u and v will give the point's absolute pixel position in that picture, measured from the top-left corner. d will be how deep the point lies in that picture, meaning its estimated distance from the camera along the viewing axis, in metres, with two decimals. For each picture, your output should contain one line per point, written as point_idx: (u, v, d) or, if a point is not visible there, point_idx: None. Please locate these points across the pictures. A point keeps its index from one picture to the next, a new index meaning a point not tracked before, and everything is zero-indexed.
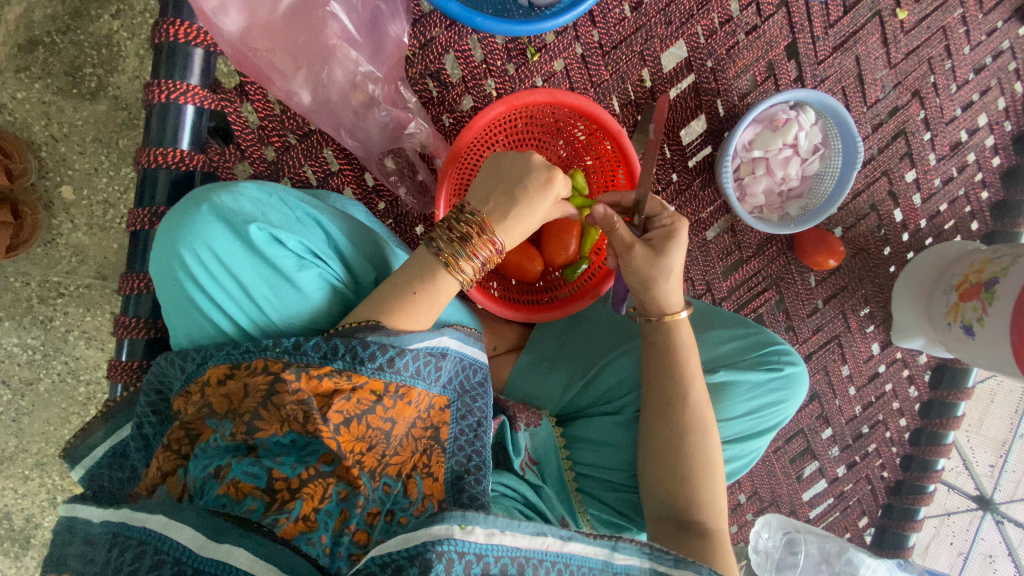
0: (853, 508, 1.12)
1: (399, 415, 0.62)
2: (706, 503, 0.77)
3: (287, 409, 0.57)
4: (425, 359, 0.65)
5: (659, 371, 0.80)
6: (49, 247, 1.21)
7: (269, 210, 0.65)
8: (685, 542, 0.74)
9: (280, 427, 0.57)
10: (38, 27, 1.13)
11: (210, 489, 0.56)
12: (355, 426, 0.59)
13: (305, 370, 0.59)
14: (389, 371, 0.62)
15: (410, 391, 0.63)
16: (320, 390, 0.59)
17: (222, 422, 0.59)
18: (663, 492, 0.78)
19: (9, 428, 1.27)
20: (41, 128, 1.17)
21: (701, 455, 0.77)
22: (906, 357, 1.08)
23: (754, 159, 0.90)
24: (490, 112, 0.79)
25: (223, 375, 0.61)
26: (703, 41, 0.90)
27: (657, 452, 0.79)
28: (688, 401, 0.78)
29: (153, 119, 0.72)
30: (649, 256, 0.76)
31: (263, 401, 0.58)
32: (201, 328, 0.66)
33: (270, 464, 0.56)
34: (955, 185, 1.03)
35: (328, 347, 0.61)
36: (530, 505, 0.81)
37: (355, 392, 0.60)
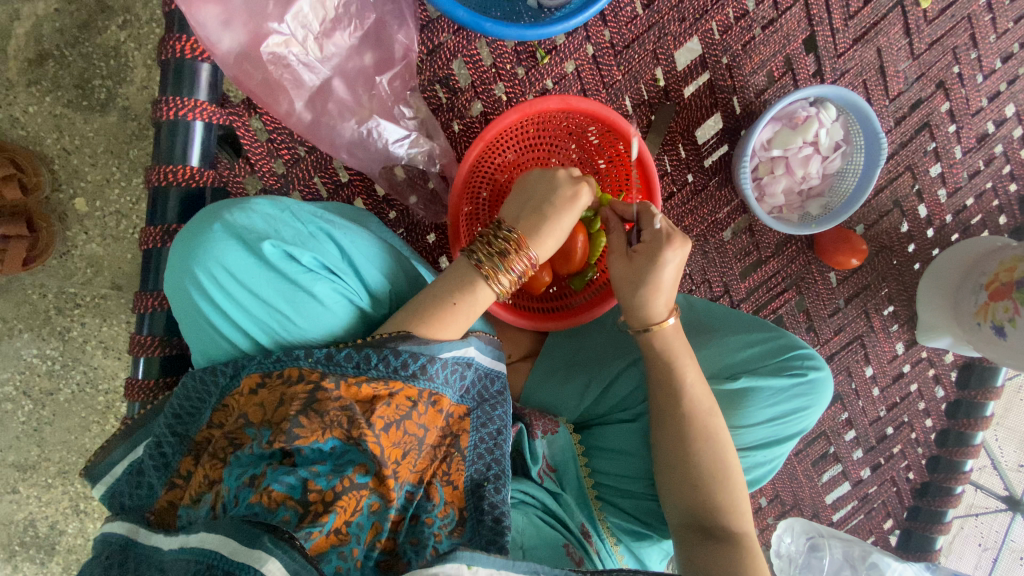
0: (877, 510, 1.10)
1: (431, 422, 0.63)
2: (727, 508, 0.75)
3: (331, 415, 0.57)
4: (452, 368, 0.65)
5: (662, 377, 0.78)
6: (65, 258, 1.22)
7: (282, 226, 0.64)
8: (709, 548, 0.73)
9: (321, 433, 0.56)
10: (47, 40, 1.14)
11: (244, 497, 0.55)
12: (393, 431, 0.59)
13: (344, 378, 0.59)
14: (423, 378, 0.62)
15: (440, 398, 0.64)
16: (361, 397, 0.59)
17: (259, 430, 0.59)
18: (682, 499, 0.77)
19: (33, 437, 1.29)
20: (53, 140, 1.17)
21: (716, 461, 0.76)
22: (931, 357, 1.04)
23: (772, 158, 0.87)
24: (503, 120, 0.77)
25: (254, 385, 0.61)
26: (717, 37, 0.87)
27: (669, 461, 0.78)
28: (692, 410, 0.77)
29: (162, 136, 0.70)
30: (629, 268, 0.77)
31: (303, 408, 0.57)
32: (218, 343, 0.65)
33: (306, 474, 0.55)
34: (981, 179, 0.99)
35: (360, 356, 0.60)
36: (550, 511, 0.81)
37: (393, 398, 0.60)
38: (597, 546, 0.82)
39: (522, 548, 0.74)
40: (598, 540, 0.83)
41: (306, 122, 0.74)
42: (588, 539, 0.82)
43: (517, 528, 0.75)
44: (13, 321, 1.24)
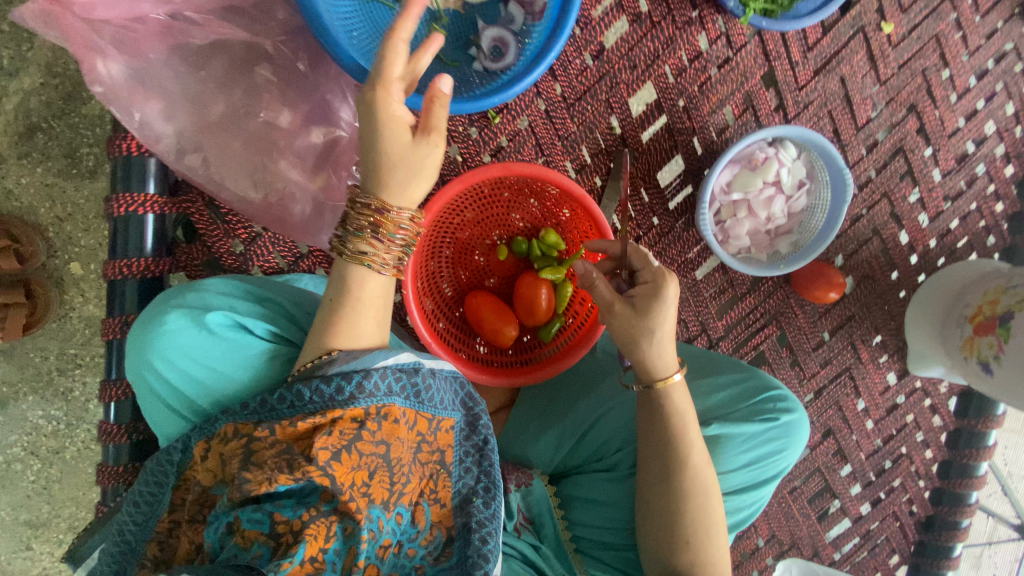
0: (882, 546, 1.05)
1: (389, 436, 0.60)
2: (710, 561, 0.74)
3: (268, 461, 0.57)
4: (395, 376, 0.62)
5: (654, 433, 0.76)
6: (63, 320, 1.26)
7: (236, 301, 0.67)
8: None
9: (268, 481, 0.55)
10: (35, 114, 1.18)
11: (224, 544, 0.56)
12: (347, 457, 0.57)
13: (277, 424, 0.59)
14: (363, 397, 0.59)
15: (391, 410, 0.61)
16: (297, 435, 0.58)
17: (218, 487, 0.59)
18: (665, 557, 0.75)
19: (41, 495, 1.33)
20: (46, 210, 1.21)
21: (699, 517, 0.74)
22: (926, 386, 1.00)
23: (733, 201, 0.84)
24: (446, 192, 0.77)
25: (204, 448, 0.61)
26: (671, 80, 0.86)
27: (655, 518, 0.76)
28: (680, 464, 0.74)
29: (116, 231, 0.69)
30: (632, 315, 0.73)
31: (244, 458, 0.58)
32: (178, 423, 0.66)
33: (271, 509, 0.55)
34: (965, 201, 0.95)
35: (293, 395, 0.60)
36: (529, 563, 0.82)
37: (337, 424, 0.58)
38: None
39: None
40: None
41: (257, 202, 0.73)
42: None
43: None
44: (17, 384, 1.28)
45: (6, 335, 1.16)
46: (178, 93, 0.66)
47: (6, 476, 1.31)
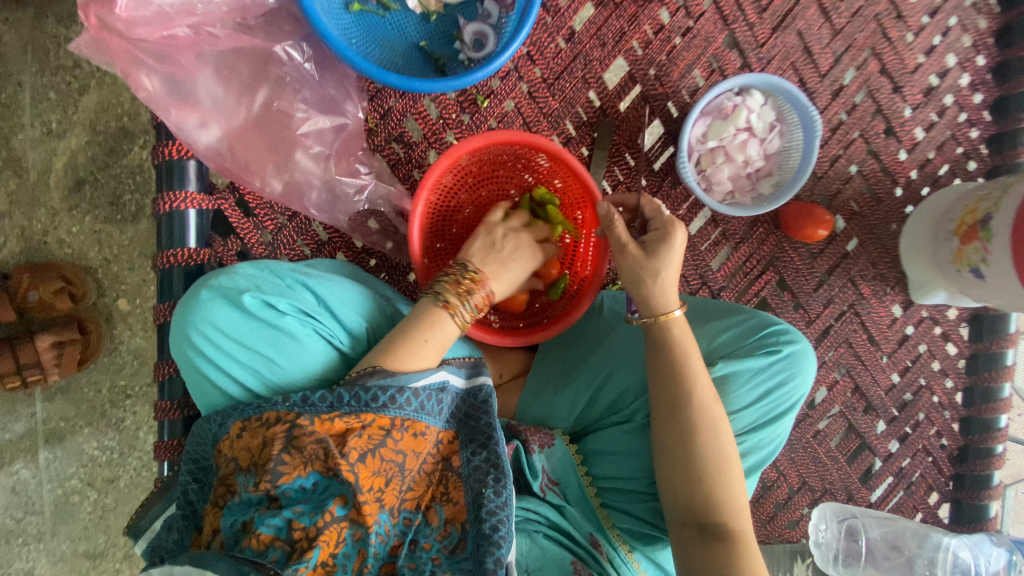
0: (918, 484, 1.04)
1: (409, 447, 0.68)
2: (725, 501, 0.77)
3: (308, 449, 0.63)
4: (427, 393, 0.71)
5: (661, 371, 0.80)
6: (113, 354, 1.37)
7: (262, 280, 0.74)
8: (706, 547, 0.75)
9: (303, 468, 0.63)
10: (82, 169, 1.31)
11: (240, 540, 0.62)
12: (370, 460, 0.64)
13: (317, 416, 0.66)
14: (394, 407, 0.68)
15: (415, 423, 0.69)
16: (335, 430, 0.65)
17: (247, 476, 0.65)
18: (680, 496, 0.78)
19: (100, 524, 1.40)
20: (95, 253, 1.34)
21: (710, 453, 0.77)
22: (934, 314, 1.02)
23: (711, 150, 0.91)
24: (437, 168, 0.83)
25: (239, 430, 0.68)
26: (640, 53, 0.94)
27: (669, 459, 0.79)
28: (687, 402, 0.78)
29: (163, 227, 0.80)
30: (642, 255, 0.81)
31: (285, 444, 0.64)
32: (217, 393, 0.74)
33: (291, 515, 0.61)
34: (939, 130, 1.00)
35: (333, 397, 0.67)
36: (555, 526, 0.84)
37: (366, 430, 0.66)
38: (608, 554, 0.85)
39: (524, 569, 0.80)
40: (610, 548, 0.86)
41: (279, 191, 0.84)
42: (598, 549, 0.85)
43: (521, 551, 0.80)
44: (74, 419, 1.37)
45: (64, 371, 1.29)
46: (210, 104, 0.78)
47: (66, 507, 1.38)
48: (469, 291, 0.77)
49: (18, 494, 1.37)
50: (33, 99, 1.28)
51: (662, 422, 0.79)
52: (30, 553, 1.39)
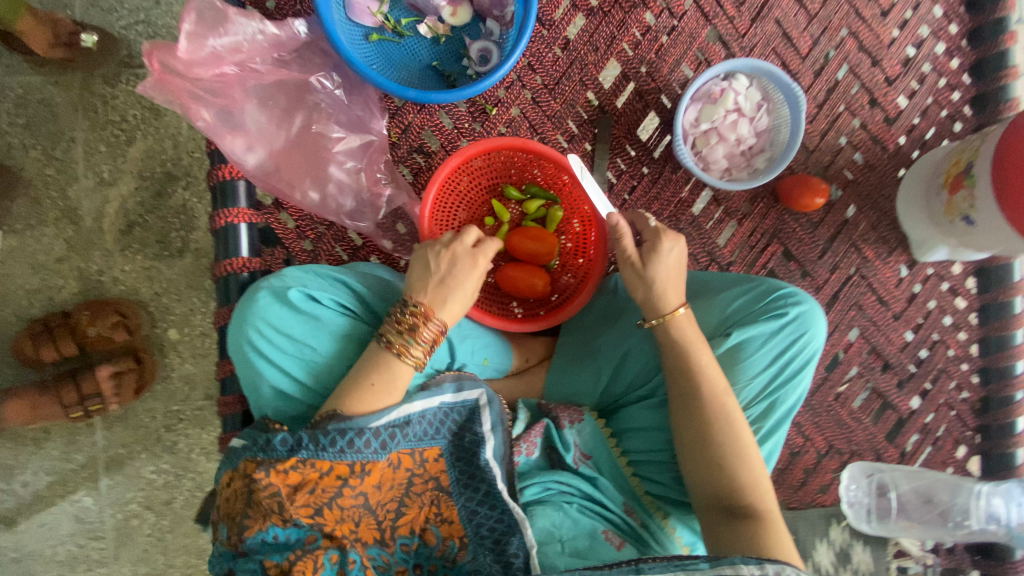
0: (945, 438, 1.07)
1: (368, 488, 0.71)
2: (748, 483, 0.79)
3: (265, 503, 0.65)
4: (385, 432, 0.72)
5: (673, 363, 0.83)
6: (166, 381, 1.42)
7: (308, 280, 0.82)
8: (733, 529, 0.77)
9: (263, 523, 0.65)
10: (132, 212, 1.40)
11: None
12: (328, 511, 0.68)
13: (273, 465, 0.67)
14: (351, 450, 0.70)
15: (374, 464, 0.71)
16: (291, 481, 0.67)
17: (224, 529, 0.68)
18: (704, 482, 0.81)
19: (158, 546, 1.42)
20: (147, 287, 1.41)
21: (729, 438, 0.80)
22: (939, 271, 1.07)
23: (704, 132, 0.99)
24: (437, 176, 0.93)
25: (227, 480, 0.71)
26: (631, 53, 1.03)
27: (691, 445, 0.82)
28: (701, 390, 0.81)
29: (219, 240, 0.90)
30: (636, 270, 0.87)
31: (247, 499, 0.67)
32: (266, 388, 0.78)
33: (262, 558, 0.63)
34: (921, 97, 1.07)
35: (291, 441, 0.69)
36: (589, 498, 0.86)
37: (319, 481, 0.68)
38: (643, 520, 0.89)
39: (558, 540, 0.82)
40: (644, 514, 0.90)
41: (316, 202, 0.95)
42: (633, 516, 0.89)
43: (551, 524, 0.82)
44: (132, 445, 1.41)
45: (122, 399, 1.36)
46: (255, 130, 0.90)
47: (126, 532, 1.41)
48: (416, 330, 0.77)
49: (81, 520, 1.40)
50: (85, 152, 1.39)
51: (679, 411, 0.82)
52: None
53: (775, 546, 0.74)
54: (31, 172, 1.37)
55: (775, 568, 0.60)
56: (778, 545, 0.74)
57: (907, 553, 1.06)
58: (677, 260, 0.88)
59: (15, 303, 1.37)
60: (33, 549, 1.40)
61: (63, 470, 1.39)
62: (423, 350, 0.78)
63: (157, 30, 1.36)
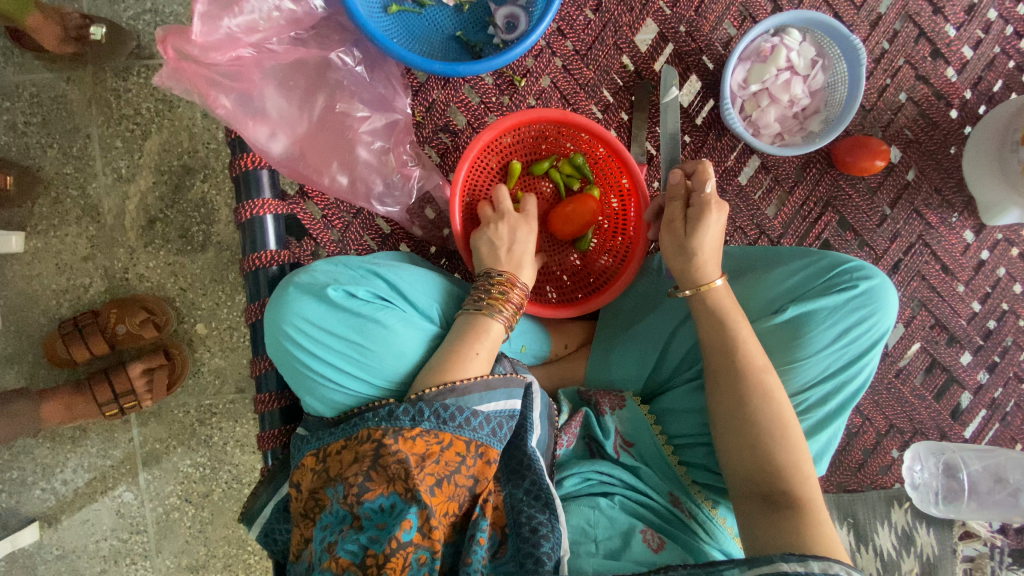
0: (1014, 414, 1.00)
1: (481, 473, 0.67)
2: (788, 469, 0.72)
3: (391, 469, 0.63)
4: (496, 420, 0.70)
5: (708, 335, 0.79)
6: (197, 375, 1.41)
7: (338, 273, 0.76)
8: (773, 519, 0.70)
9: (385, 488, 0.63)
10: (152, 208, 1.38)
11: (322, 559, 0.62)
12: (445, 486, 0.64)
13: (401, 433, 0.65)
14: (468, 430, 0.67)
15: (487, 449, 0.68)
16: (416, 449, 0.64)
17: (336, 487, 0.66)
18: (741, 466, 0.75)
19: (199, 538, 1.43)
20: (172, 283, 1.39)
21: (771, 418, 0.74)
22: (1009, 236, 0.99)
23: (753, 94, 0.92)
24: (473, 148, 0.87)
25: (338, 448, 0.68)
26: (668, 12, 0.96)
27: (730, 425, 0.76)
28: (742, 365, 0.75)
29: (246, 233, 0.86)
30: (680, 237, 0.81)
31: (372, 463, 0.64)
32: (321, 390, 0.74)
33: (365, 539, 0.61)
34: (988, 46, 0.97)
35: (415, 411, 0.67)
36: (632, 488, 0.81)
37: (443, 454, 0.65)
38: (690, 511, 0.82)
39: (592, 540, 0.76)
40: (692, 504, 0.83)
41: (345, 187, 0.92)
42: (679, 507, 0.82)
43: (585, 522, 0.77)
44: (168, 439, 1.41)
45: (155, 395, 1.35)
46: (277, 116, 0.86)
47: (168, 525, 1.42)
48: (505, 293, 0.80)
49: (122, 516, 1.41)
50: (101, 149, 1.36)
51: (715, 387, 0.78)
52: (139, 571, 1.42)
53: (819, 538, 0.66)
54: (49, 171, 1.35)
55: (819, 565, 0.56)
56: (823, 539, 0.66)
57: (975, 535, 1.03)
58: (717, 237, 0.81)
59: (43, 303, 1.36)
60: (75, 546, 1.40)
61: (102, 467, 1.40)
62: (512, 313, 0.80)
63: (165, 18, 1.33)
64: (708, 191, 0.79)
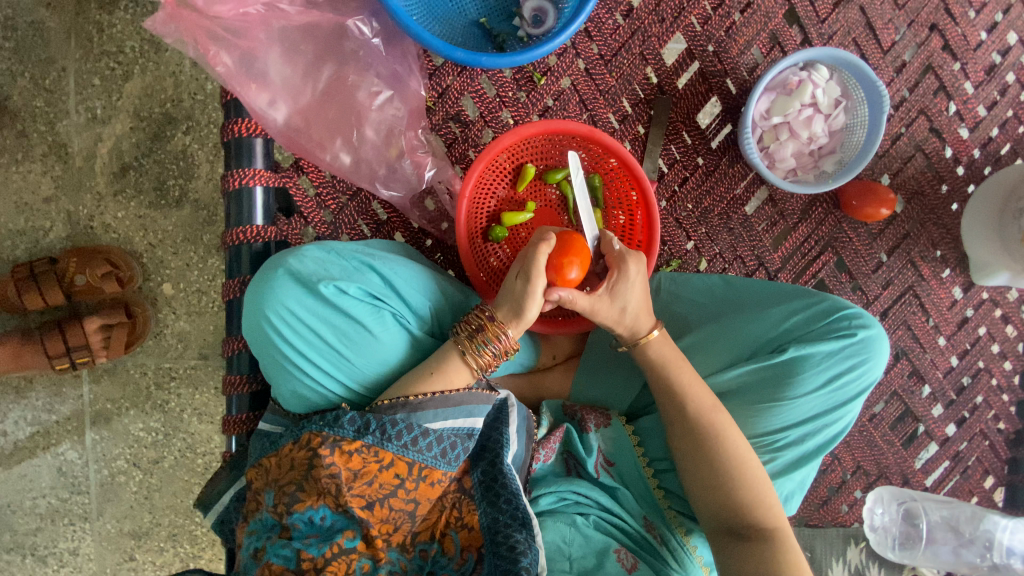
0: (974, 468, 1.04)
1: (422, 496, 0.65)
2: (754, 504, 0.72)
3: (322, 483, 0.60)
4: (450, 439, 0.67)
5: (664, 378, 0.77)
6: (159, 337, 1.33)
7: (330, 264, 0.71)
8: (741, 551, 0.71)
9: (315, 501, 0.61)
10: (126, 154, 1.28)
11: (252, 565, 0.61)
12: (378, 509, 0.62)
13: (338, 445, 0.61)
14: (414, 449, 0.64)
15: (433, 472, 0.65)
16: (352, 465, 0.61)
17: (269, 494, 0.63)
18: (709, 503, 0.74)
19: (144, 505, 1.36)
20: (141, 238, 1.30)
21: (731, 458, 0.73)
22: (994, 297, 1.02)
23: (774, 126, 0.91)
24: (488, 152, 0.84)
25: (285, 448, 0.64)
26: (699, 29, 0.93)
27: (690, 468, 0.75)
28: (697, 410, 0.75)
29: (231, 203, 0.81)
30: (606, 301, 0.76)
31: (306, 474, 0.61)
32: (297, 384, 0.70)
33: (298, 545, 0.60)
34: (1002, 108, 0.98)
35: (361, 421, 0.63)
36: (607, 510, 0.80)
37: (379, 475, 0.62)
38: (662, 536, 0.80)
39: (566, 558, 0.75)
40: (665, 530, 0.80)
41: (346, 166, 0.86)
42: (652, 531, 0.80)
43: (560, 539, 0.76)
44: (120, 400, 1.33)
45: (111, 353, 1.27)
46: (278, 83, 0.80)
47: (112, 488, 1.34)
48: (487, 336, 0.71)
49: (63, 474, 1.33)
50: (76, 85, 1.25)
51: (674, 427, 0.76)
52: (75, 533, 1.34)
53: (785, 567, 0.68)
54: (17, 102, 1.24)
55: None
56: (788, 567, 0.68)
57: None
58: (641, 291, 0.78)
59: None
60: (11, 501, 1.32)
61: (46, 422, 1.32)
62: (488, 359, 0.72)
63: None
64: (616, 249, 0.78)
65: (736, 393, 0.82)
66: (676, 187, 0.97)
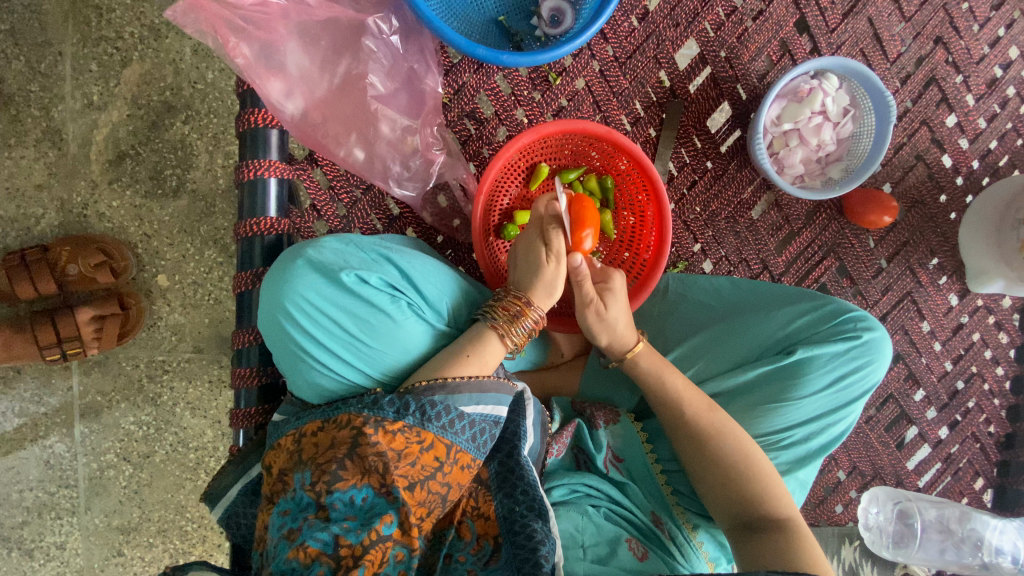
0: (965, 470, 1.08)
1: (456, 480, 0.65)
2: (764, 496, 0.73)
3: (369, 460, 0.60)
4: (480, 425, 0.67)
5: (671, 375, 0.79)
6: (152, 329, 1.30)
7: (350, 255, 0.71)
8: (756, 543, 0.71)
9: (360, 479, 0.60)
10: (123, 142, 1.26)
11: (281, 551, 0.58)
12: (418, 491, 0.62)
13: (383, 424, 0.62)
14: (451, 433, 0.64)
15: (465, 455, 0.65)
16: (395, 445, 0.61)
17: (302, 475, 0.62)
18: (720, 497, 0.75)
19: (133, 500, 1.33)
20: (136, 228, 1.28)
21: (738, 450, 0.75)
22: (988, 304, 1.05)
23: (784, 132, 0.93)
24: (508, 148, 0.84)
25: (316, 429, 0.65)
26: (712, 34, 0.94)
27: (698, 462, 0.77)
28: (702, 405, 0.76)
29: (245, 195, 0.80)
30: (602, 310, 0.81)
31: (349, 451, 0.61)
32: (313, 374, 0.69)
33: (337, 530, 0.57)
34: (1001, 121, 1.02)
35: (400, 403, 0.63)
36: (617, 503, 0.80)
37: (421, 456, 0.62)
38: (671, 532, 0.81)
39: (581, 546, 0.75)
40: (673, 525, 0.81)
41: (361, 161, 0.86)
42: (660, 526, 0.81)
43: (574, 529, 0.76)
44: (111, 393, 1.30)
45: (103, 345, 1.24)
46: (295, 74, 0.80)
47: (101, 482, 1.31)
48: (519, 315, 0.73)
49: (51, 467, 1.30)
50: (73, 70, 1.22)
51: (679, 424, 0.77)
52: (62, 527, 1.31)
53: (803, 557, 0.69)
54: (12, 86, 1.21)
55: None
56: (804, 556, 0.69)
57: None
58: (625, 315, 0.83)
59: None
60: None
61: (35, 413, 1.28)
62: (522, 336, 0.74)
63: None
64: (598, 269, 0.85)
65: (744, 392, 0.83)
66: (684, 190, 0.98)
